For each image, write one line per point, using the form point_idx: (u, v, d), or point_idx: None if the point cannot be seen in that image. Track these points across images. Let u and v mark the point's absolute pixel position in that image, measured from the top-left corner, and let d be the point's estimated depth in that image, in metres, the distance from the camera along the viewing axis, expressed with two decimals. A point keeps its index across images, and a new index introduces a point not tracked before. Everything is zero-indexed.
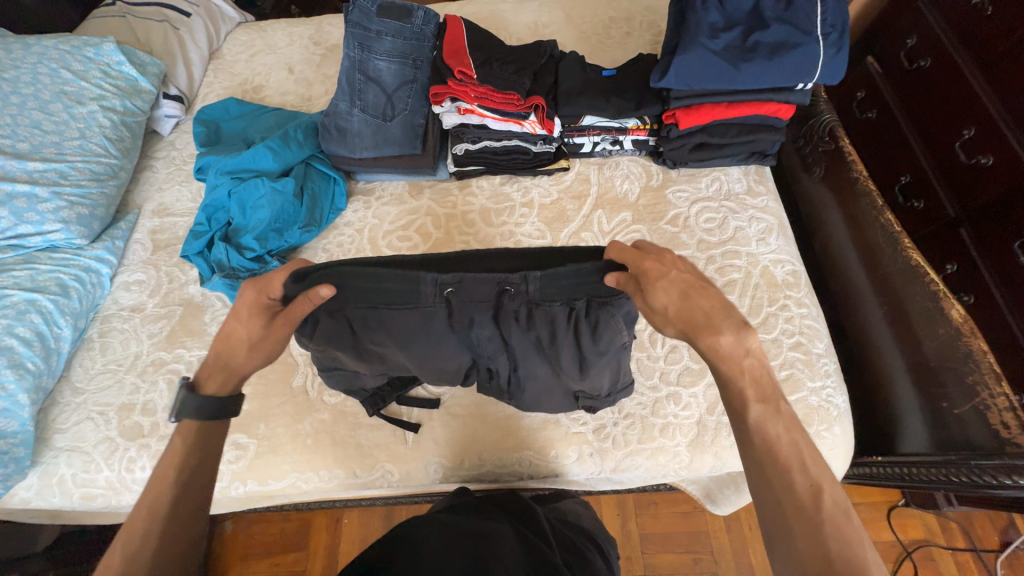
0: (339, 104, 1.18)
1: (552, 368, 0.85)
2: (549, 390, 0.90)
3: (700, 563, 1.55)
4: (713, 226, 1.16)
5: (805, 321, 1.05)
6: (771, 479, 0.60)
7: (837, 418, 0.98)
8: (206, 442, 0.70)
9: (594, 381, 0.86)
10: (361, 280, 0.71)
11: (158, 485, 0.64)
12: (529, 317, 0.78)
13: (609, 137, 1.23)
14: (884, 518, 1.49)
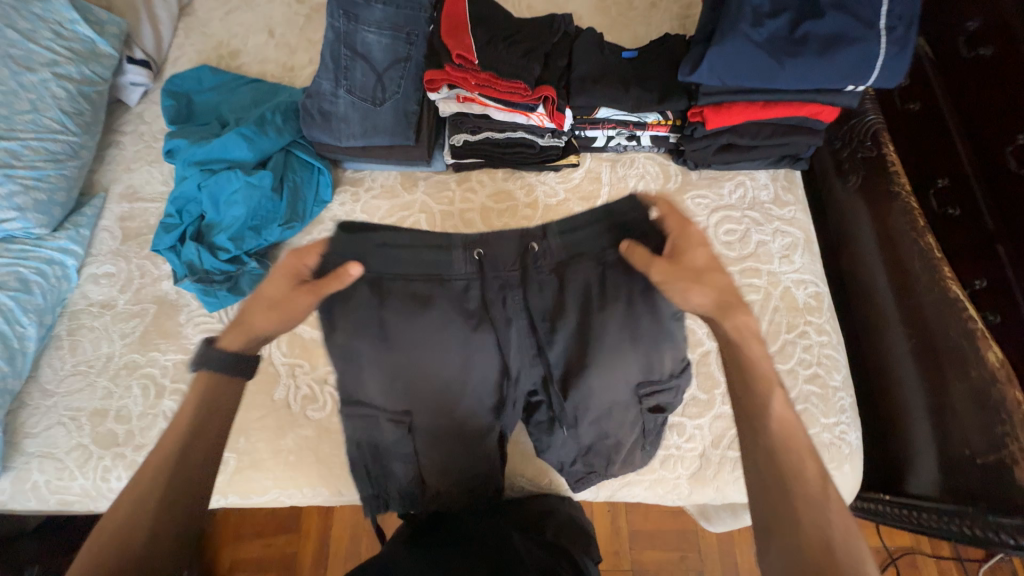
0: (323, 83, 1.04)
1: (608, 335, 0.79)
2: (608, 375, 0.80)
3: (682, 559, 1.57)
4: (734, 239, 1.06)
5: (824, 351, 0.98)
6: (839, 562, 0.54)
7: (848, 455, 0.93)
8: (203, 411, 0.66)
9: (656, 352, 0.80)
10: (395, 250, 0.77)
11: (150, 467, 0.62)
12: (556, 282, 0.79)
13: (626, 131, 1.11)
14: (872, 527, 1.49)
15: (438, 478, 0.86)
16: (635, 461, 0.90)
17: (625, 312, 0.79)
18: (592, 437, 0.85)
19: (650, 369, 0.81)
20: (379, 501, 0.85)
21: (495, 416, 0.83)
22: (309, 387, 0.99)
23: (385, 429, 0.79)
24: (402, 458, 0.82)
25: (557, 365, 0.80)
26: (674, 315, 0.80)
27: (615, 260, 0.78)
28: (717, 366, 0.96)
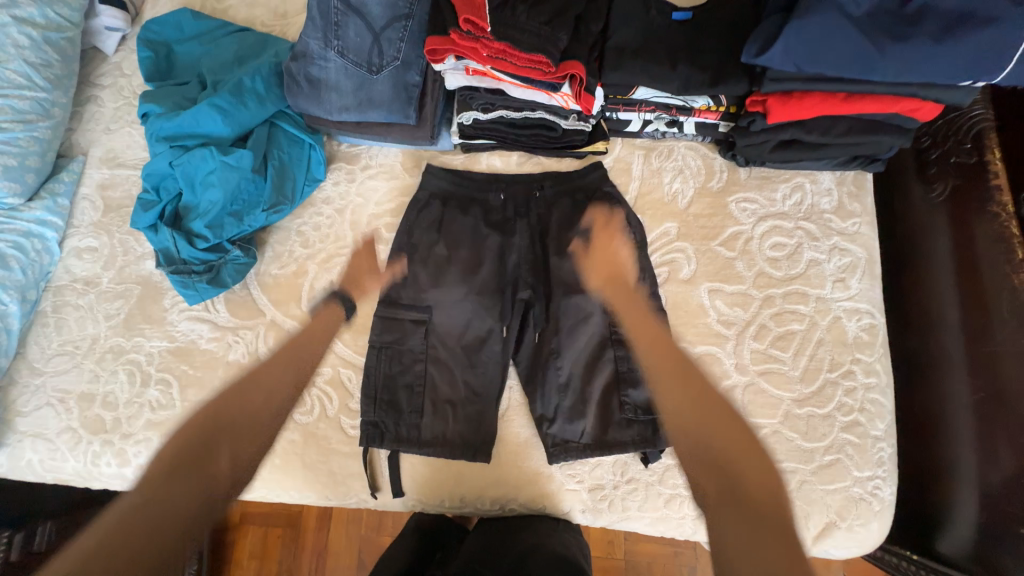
0: (311, 42, 0.88)
1: (579, 258, 0.91)
2: (588, 295, 0.89)
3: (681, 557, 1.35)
4: (780, 255, 0.91)
5: (870, 395, 0.85)
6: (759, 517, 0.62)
7: (878, 513, 0.83)
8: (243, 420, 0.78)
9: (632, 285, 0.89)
10: (429, 176, 0.97)
11: (281, 356, 0.87)
12: (553, 212, 0.94)
13: (666, 116, 0.93)
14: None
15: (431, 409, 0.88)
16: (624, 433, 0.84)
17: (598, 236, 0.91)
18: (576, 372, 0.88)
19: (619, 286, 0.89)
20: (376, 431, 0.87)
21: (491, 328, 0.91)
22: None
23: (405, 327, 0.91)
24: (410, 376, 0.89)
25: (541, 279, 0.92)
26: (635, 241, 0.91)
27: (597, 191, 0.94)
28: (742, 403, 0.85)
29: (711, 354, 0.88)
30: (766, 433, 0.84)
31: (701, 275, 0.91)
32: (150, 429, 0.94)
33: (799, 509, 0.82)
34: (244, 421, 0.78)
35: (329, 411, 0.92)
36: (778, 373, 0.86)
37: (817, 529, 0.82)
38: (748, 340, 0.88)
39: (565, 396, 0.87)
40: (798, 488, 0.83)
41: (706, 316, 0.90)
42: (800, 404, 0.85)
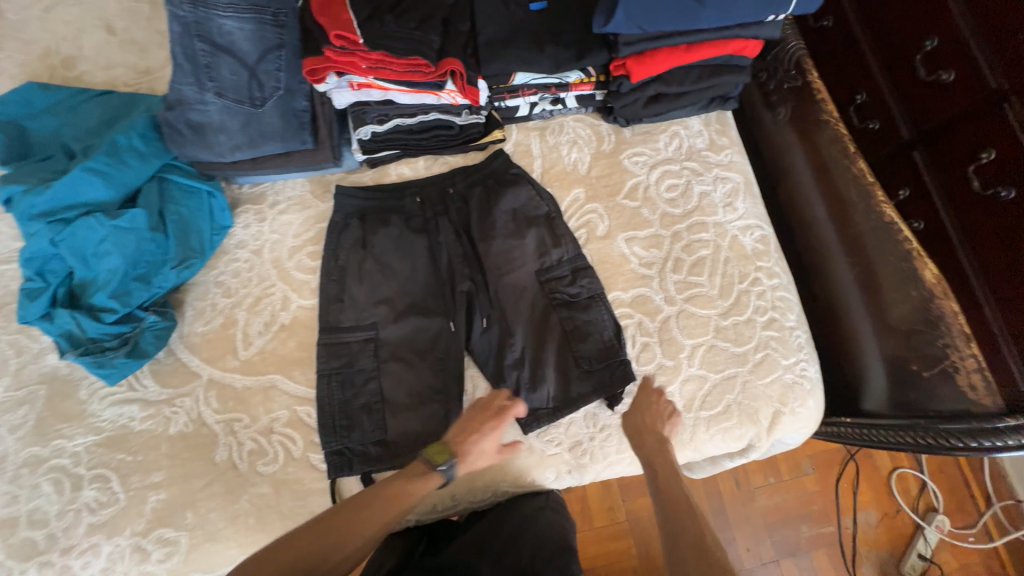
0: (184, 88, 0.86)
1: (503, 239, 0.95)
2: (520, 271, 0.94)
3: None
4: (676, 195, 1.02)
5: (777, 293, 0.98)
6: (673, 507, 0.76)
7: (810, 391, 0.95)
8: (358, 526, 0.70)
9: (558, 252, 0.95)
10: (345, 203, 0.98)
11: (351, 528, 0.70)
12: (471, 204, 0.98)
13: (549, 95, 1.01)
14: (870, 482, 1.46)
15: (396, 415, 0.90)
16: (584, 387, 0.89)
17: (517, 218, 0.97)
18: (529, 343, 0.92)
19: (545, 255, 0.95)
20: (343, 458, 0.87)
21: (438, 324, 0.93)
22: (254, 441, 0.89)
23: (351, 348, 0.91)
24: (368, 393, 0.90)
25: (474, 266, 0.95)
26: (547, 213, 0.98)
27: (507, 178, 1.00)
28: (678, 329, 0.94)
29: (642, 295, 0.96)
30: (704, 349, 0.94)
31: (616, 229, 1.00)
32: (94, 534, 0.85)
33: (748, 407, 0.92)
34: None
35: (294, 452, 0.89)
36: (701, 296, 0.96)
37: (768, 420, 0.93)
38: (669, 274, 0.97)
39: (523, 370, 0.91)
40: (743, 389, 0.93)
41: (629, 263, 0.98)
42: (725, 316, 0.95)
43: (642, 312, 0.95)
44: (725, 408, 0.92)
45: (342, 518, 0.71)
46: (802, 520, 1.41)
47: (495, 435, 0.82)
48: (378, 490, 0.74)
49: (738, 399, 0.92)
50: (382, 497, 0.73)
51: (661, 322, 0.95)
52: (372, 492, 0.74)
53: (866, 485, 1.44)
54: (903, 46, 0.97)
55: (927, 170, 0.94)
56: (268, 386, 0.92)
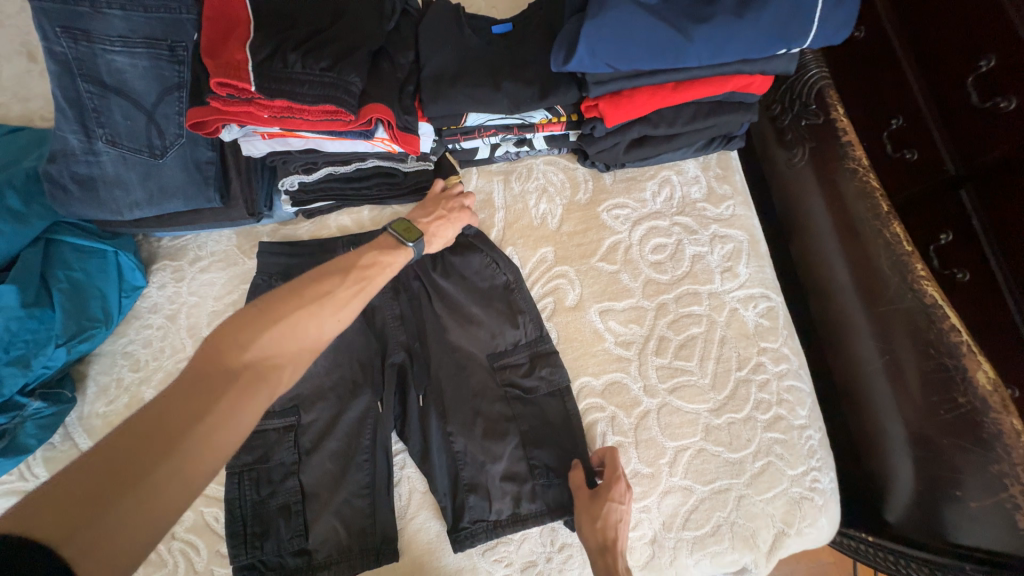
0: (68, 137, 0.72)
1: (450, 313, 0.82)
2: (468, 351, 0.81)
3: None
4: (664, 258, 0.84)
5: (785, 383, 0.80)
6: None
7: (823, 507, 0.77)
8: (305, 322, 0.62)
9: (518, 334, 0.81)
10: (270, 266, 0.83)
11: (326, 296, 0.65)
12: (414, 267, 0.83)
13: (512, 136, 0.85)
14: None
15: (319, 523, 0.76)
16: (534, 506, 0.76)
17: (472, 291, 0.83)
18: (475, 438, 0.78)
19: (498, 334, 0.81)
20: (254, 573, 0.74)
21: (368, 410, 0.80)
22: (151, 549, 0.76)
23: (269, 438, 0.78)
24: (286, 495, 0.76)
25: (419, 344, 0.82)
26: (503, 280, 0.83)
27: (456, 236, 0.84)
28: (659, 429, 0.77)
29: (617, 383, 0.80)
30: (691, 455, 0.76)
31: (589, 297, 0.83)
32: None
33: (743, 528, 0.75)
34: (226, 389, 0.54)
35: (197, 565, 0.76)
36: (689, 386, 0.79)
37: (768, 544, 0.75)
38: (651, 356, 0.80)
39: (468, 475, 0.78)
40: (737, 505, 0.75)
41: (603, 341, 0.81)
42: (718, 414, 0.78)
43: (616, 404, 0.79)
44: (713, 529, 0.75)
45: (282, 323, 0.60)
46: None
47: (458, 224, 0.80)
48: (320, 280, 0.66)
49: (730, 518, 0.75)
50: (335, 281, 0.67)
51: (638, 419, 0.78)
52: (328, 278, 0.67)
53: None
54: (952, 53, 0.71)
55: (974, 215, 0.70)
56: None
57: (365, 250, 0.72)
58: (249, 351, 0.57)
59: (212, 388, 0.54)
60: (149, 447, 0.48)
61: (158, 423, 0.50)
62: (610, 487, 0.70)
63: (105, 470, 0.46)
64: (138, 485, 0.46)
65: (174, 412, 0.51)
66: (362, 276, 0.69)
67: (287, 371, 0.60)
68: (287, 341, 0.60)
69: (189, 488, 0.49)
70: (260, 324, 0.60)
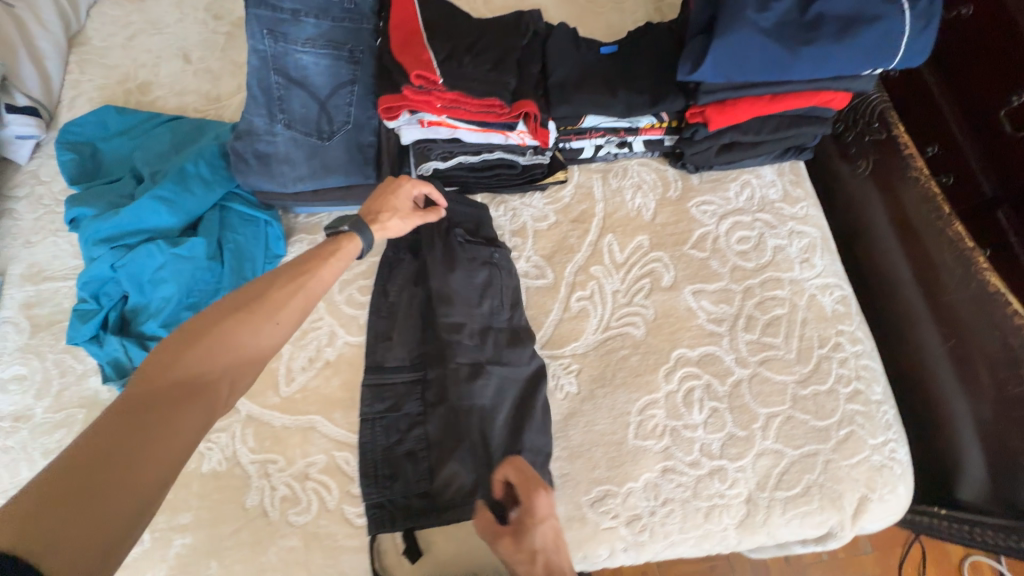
0: (255, 119, 0.85)
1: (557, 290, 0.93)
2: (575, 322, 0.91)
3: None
4: (748, 248, 0.95)
5: (861, 362, 0.89)
6: None
7: (901, 476, 0.84)
8: (238, 331, 0.63)
9: (508, 314, 0.91)
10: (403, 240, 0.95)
11: (257, 305, 0.65)
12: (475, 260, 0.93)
13: (616, 138, 0.98)
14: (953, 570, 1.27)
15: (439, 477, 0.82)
16: (637, 462, 0.83)
17: (441, 288, 0.90)
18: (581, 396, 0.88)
19: (488, 330, 0.89)
20: (384, 512, 0.80)
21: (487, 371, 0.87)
22: (288, 486, 0.83)
23: (397, 390, 0.87)
24: (409, 444, 0.84)
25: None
26: (492, 262, 0.94)
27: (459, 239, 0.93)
28: (751, 396, 0.86)
29: (711, 354, 0.89)
30: (781, 421, 0.84)
31: (683, 280, 0.94)
32: (116, 574, 0.80)
33: (831, 490, 0.82)
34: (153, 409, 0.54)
35: (329, 503, 0.82)
36: (777, 359, 0.88)
37: (853, 507, 0.82)
38: (741, 332, 0.90)
39: (577, 430, 0.86)
40: (825, 468, 0.83)
41: (696, 318, 0.91)
42: (804, 385, 0.86)
43: (711, 372, 0.88)
44: (804, 490, 0.82)
45: (204, 340, 0.61)
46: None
47: (403, 197, 0.84)
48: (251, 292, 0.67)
49: (819, 480, 0.82)
50: (267, 291, 0.67)
51: (732, 386, 0.87)
52: (257, 290, 0.67)
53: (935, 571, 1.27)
54: (989, 88, 0.85)
55: (1014, 229, 0.83)
56: (308, 428, 0.87)
57: (303, 258, 0.73)
58: (184, 366, 0.58)
59: (144, 407, 0.54)
60: (84, 468, 0.47)
61: (93, 450, 0.49)
62: (531, 507, 0.68)
63: (35, 498, 0.44)
64: (73, 508, 0.45)
65: (101, 439, 0.50)
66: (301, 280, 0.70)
67: (220, 382, 0.60)
68: (215, 355, 0.61)
69: (134, 505, 0.48)
70: (184, 346, 0.60)
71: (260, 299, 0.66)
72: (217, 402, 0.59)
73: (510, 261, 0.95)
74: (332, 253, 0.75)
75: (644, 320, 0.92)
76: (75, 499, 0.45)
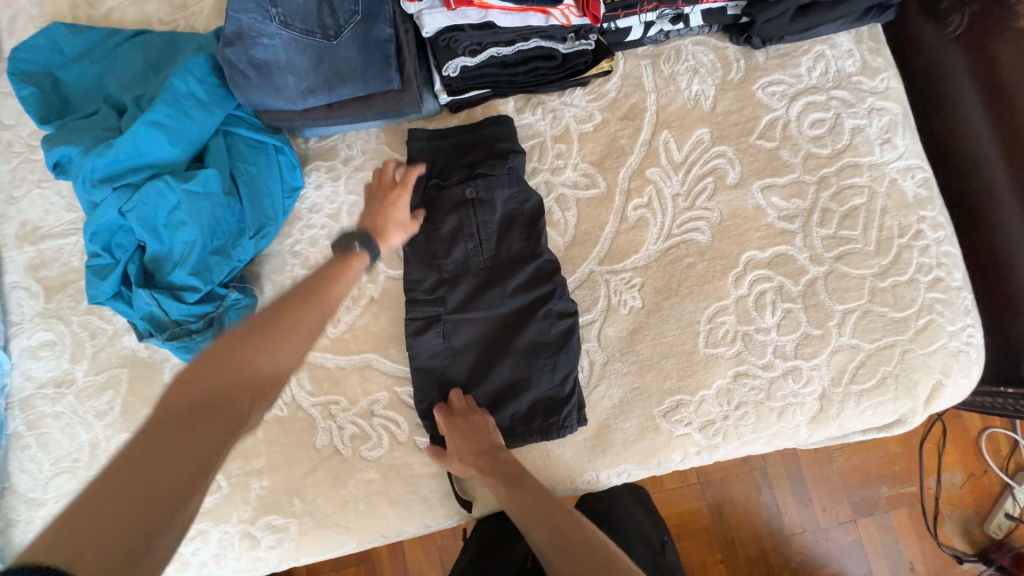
0: (246, 17, 0.72)
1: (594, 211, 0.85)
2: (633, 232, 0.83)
3: (750, 463, 1.24)
4: (823, 132, 0.85)
5: (943, 248, 0.83)
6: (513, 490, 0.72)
7: (976, 359, 0.82)
8: (257, 353, 0.58)
9: (491, 251, 0.81)
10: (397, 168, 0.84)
11: (273, 325, 0.60)
12: (455, 198, 0.82)
13: (671, 11, 0.83)
14: (975, 445, 1.24)
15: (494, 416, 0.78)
16: (707, 371, 0.81)
17: (411, 243, 0.82)
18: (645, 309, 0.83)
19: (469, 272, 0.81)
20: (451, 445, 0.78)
21: (546, 293, 0.79)
22: (355, 424, 0.81)
23: (447, 323, 0.79)
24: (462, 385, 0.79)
25: (566, 240, 0.85)
26: (467, 199, 0.82)
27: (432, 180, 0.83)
28: (827, 294, 0.81)
29: (783, 255, 0.83)
30: (858, 316, 0.81)
31: (750, 176, 0.85)
32: (201, 520, 0.81)
33: (906, 379, 0.81)
34: (168, 445, 0.50)
35: (399, 437, 0.81)
36: (855, 253, 0.82)
37: (927, 393, 0.81)
38: (815, 228, 0.83)
39: (644, 344, 0.82)
40: (901, 359, 0.81)
41: (766, 216, 0.84)
42: (882, 278, 0.82)
43: (784, 274, 0.82)
44: (879, 381, 0.81)
45: (216, 362, 0.57)
46: (883, 480, 1.24)
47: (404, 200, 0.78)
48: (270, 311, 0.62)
49: (895, 371, 0.81)
50: (281, 308, 0.62)
51: (806, 286, 0.82)
52: (271, 308, 0.62)
53: (954, 445, 1.24)
54: None
55: None
56: (364, 367, 0.83)
57: (317, 272, 0.68)
58: (199, 390, 0.54)
59: (159, 440, 0.50)
60: (100, 505, 0.46)
61: (108, 489, 0.47)
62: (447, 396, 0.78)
63: (52, 542, 0.44)
64: (86, 546, 0.44)
65: (118, 479, 0.48)
66: (318, 294, 0.65)
67: (245, 410, 0.56)
68: (231, 376, 0.56)
69: (150, 543, 0.46)
70: (198, 370, 0.56)
71: (272, 318, 0.61)
72: (238, 434, 0.55)
73: (489, 187, 0.81)
74: (333, 278, 0.67)
75: (708, 224, 0.84)
76: (77, 547, 0.44)
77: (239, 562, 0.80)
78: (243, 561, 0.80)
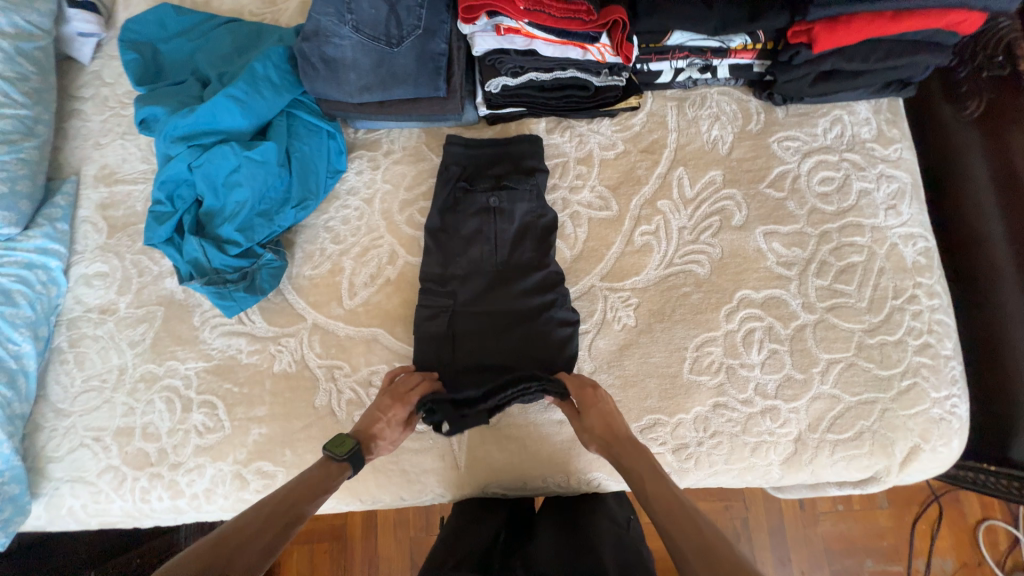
0: (325, 20, 0.83)
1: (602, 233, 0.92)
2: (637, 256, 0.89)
3: (731, 511, 1.24)
4: (830, 190, 0.90)
5: (936, 316, 0.85)
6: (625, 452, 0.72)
7: (958, 430, 0.84)
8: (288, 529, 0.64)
9: (503, 256, 0.89)
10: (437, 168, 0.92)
11: (297, 492, 0.67)
12: (479, 205, 0.91)
13: (700, 61, 0.90)
14: (970, 534, 1.21)
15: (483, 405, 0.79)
16: (688, 396, 0.85)
17: (434, 237, 0.90)
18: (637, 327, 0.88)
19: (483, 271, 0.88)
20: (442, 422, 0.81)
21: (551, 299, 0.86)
22: (353, 391, 0.88)
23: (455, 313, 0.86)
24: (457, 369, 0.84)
25: (573, 253, 0.92)
26: (490, 206, 0.90)
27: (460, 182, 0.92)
28: (814, 341, 0.85)
29: (776, 298, 0.87)
30: (842, 367, 0.84)
31: (754, 220, 0.90)
32: (201, 455, 0.88)
33: (884, 437, 0.82)
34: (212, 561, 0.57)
35: None
36: (847, 307, 0.85)
37: (904, 454, 0.83)
38: (811, 277, 0.87)
39: (631, 360, 0.87)
40: (880, 416, 0.83)
41: (765, 260, 0.88)
42: (871, 334, 0.85)
43: (774, 316, 0.86)
44: (856, 434, 0.83)
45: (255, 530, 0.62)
46: (868, 553, 1.21)
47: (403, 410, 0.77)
48: (238, 540, 0.60)
49: (873, 427, 0.83)
50: (306, 481, 0.69)
51: (795, 331, 0.85)
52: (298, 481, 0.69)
53: (948, 530, 1.22)
54: None
55: None
56: (370, 339, 0.90)
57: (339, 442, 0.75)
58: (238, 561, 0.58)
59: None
60: None
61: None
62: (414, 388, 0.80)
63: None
64: None
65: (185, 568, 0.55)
66: (289, 518, 0.64)
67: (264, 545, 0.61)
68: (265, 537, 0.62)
69: None
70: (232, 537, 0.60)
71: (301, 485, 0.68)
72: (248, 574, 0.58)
73: (511, 199, 0.90)
74: (322, 490, 0.69)
75: (708, 260, 0.89)
76: None
77: (227, 499, 0.87)
78: (229, 500, 0.87)
